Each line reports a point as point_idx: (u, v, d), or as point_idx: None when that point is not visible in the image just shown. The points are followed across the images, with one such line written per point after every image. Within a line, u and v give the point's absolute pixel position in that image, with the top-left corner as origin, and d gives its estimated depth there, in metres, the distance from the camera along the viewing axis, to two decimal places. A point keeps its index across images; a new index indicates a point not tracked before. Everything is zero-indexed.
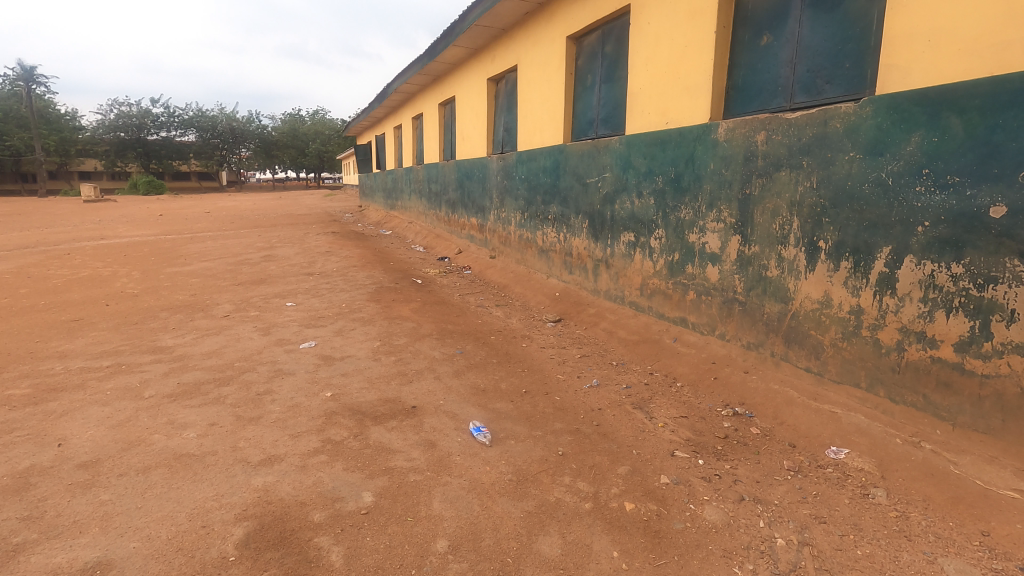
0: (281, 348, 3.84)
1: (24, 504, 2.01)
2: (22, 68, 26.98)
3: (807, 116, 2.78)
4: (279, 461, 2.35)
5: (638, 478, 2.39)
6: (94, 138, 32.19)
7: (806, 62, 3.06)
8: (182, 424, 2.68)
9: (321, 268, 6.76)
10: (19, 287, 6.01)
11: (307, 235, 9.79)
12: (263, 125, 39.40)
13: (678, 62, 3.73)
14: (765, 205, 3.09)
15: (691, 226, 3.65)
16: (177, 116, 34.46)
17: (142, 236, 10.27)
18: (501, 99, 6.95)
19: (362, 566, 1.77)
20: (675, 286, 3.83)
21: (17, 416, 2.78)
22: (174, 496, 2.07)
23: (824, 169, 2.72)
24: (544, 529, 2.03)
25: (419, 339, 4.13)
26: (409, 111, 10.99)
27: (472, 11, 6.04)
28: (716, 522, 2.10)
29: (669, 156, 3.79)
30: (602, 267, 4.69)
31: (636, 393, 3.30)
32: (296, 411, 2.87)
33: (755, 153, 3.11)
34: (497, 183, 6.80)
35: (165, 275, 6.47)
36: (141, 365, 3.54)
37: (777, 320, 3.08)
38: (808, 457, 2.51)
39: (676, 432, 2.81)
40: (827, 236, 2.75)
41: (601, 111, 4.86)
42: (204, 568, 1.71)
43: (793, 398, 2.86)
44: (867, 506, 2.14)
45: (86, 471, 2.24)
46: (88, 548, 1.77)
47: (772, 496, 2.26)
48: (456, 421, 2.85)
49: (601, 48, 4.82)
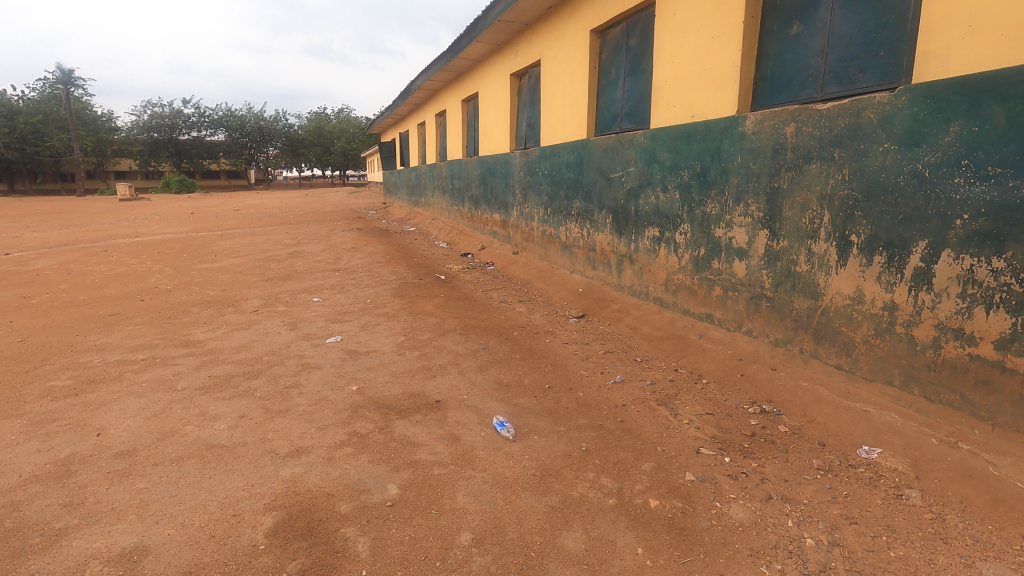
0: (307, 343, 3.91)
1: (66, 490, 2.09)
2: (61, 71, 27.92)
3: (839, 107, 2.71)
4: (306, 453, 2.39)
5: (662, 474, 2.37)
6: (128, 139, 33.20)
7: (838, 51, 2.98)
8: (213, 416, 2.75)
9: (346, 264, 6.85)
10: (58, 283, 6.23)
11: (333, 232, 9.91)
12: (289, 124, 40.04)
13: (705, 54, 3.66)
14: (794, 199, 3.02)
15: (717, 220, 3.59)
16: (207, 116, 35.22)
17: (175, 233, 10.54)
18: (524, 95, 6.91)
19: (388, 557, 1.79)
20: (701, 281, 3.77)
21: (59, 406, 2.88)
22: (206, 485, 2.13)
23: (856, 161, 2.65)
24: (568, 523, 2.03)
25: (442, 334, 4.15)
26: (433, 107, 11.04)
27: (496, 6, 6.02)
28: (743, 521, 2.07)
29: (694, 149, 3.74)
30: (626, 262, 4.66)
31: (661, 390, 3.27)
32: (323, 403, 2.92)
33: (784, 145, 3.04)
34: (520, 179, 6.79)
35: (197, 271, 6.64)
36: (174, 358, 3.63)
37: (807, 317, 3.01)
38: (839, 456, 2.45)
39: (701, 429, 2.77)
40: (859, 230, 2.68)
41: (625, 104, 4.81)
42: (234, 556, 1.75)
43: (823, 396, 2.80)
44: (900, 507, 2.08)
45: (122, 460, 2.32)
46: (126, 535, 1.83)
47: (801, 495, 2.21)
48: (480, 416, 2.86)
49: (625, 40, 4.76)
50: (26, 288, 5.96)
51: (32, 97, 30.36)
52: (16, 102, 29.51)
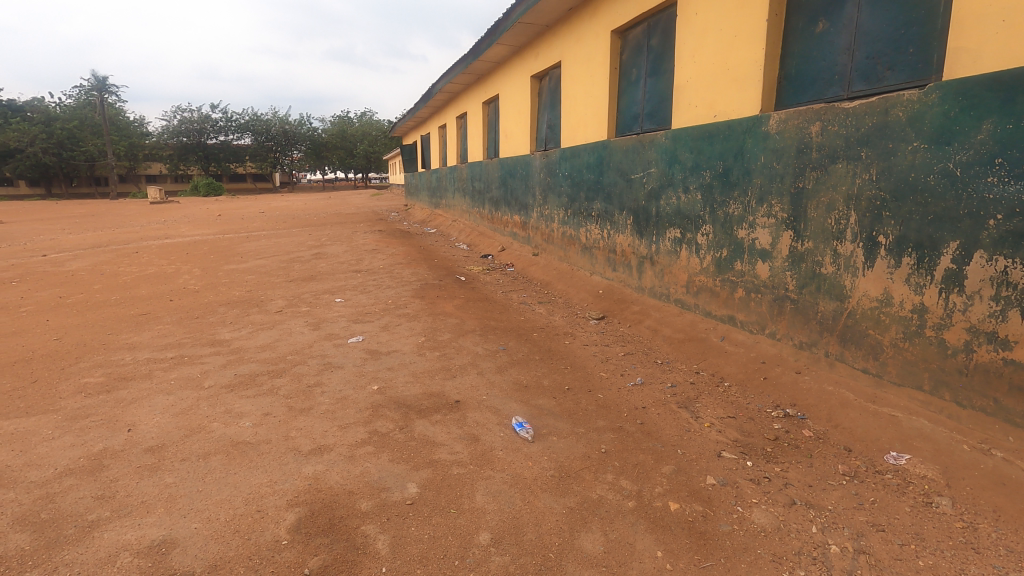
0: (329, 343, 3.97)
1: (98, 483, 2.16)
2: (96, 79, 28.87)
3: (866, 105, 2.65)
4: (328, 451, 2.43)
5: (683, 477, 2.35)
6: (159, 144, 34.12)
7: (865, 48, 2.92)
8: (238, 413, 2.81)
9: (368, 265, 6.93)
10: (92, 283, 6.44)
11: (355, 234, 10.03)
12: (313, 128, 40.68)
13: (728, 53, 3.62)
14: (819, 199, 2.96)
15: (740, 221, 3.54)
16: (234, 121, 35.98)
17: (203, 235, 10.79)
18: (545, 96, 6.92)
19: (407, 555, 1.81)
20: (723, 283, 3.73)
21: (92, 402, 2.98)
22: (231, 481, 2.18)
23: (884, 161, 2.59)
24: (586, 525, 2.02)
25: (462, 335, 4.18)
26: (454, 110, 11.12)
27: (517, 8, 6.05)
28: (765, 526, 2.03)
29: (717, 149, 3.69)
30: (647, 264, 4.62)
31: (682, 392, 3.24)
32: (345, 402, 2.96)
33: (809, 145, 2.99)
34: (540, 180, 6.78)
35: (224, 272, 6.80)
36: (201, 357, 3.72)
37: (832, 319, 2.95)
38: (865, 462, 2.40)
39: (723, 433, 2.74)
40: (887, 231, 2.62)
41: (647, 105, 4.78)
42: (258, 551, 1.78)
43: (848, 400, 2.73)
44: (930, 515, 2.02)
45: (152, 455, 2.38)
46: (155, 528, 1.89)
47: (826, 501, 2.17)
48: (500, 416, 2.87)
49: (647, 40, 4.73)
50: (62, 288, 6.17)
51: (69, 104, 31.47)
52: (54, 109, 30.59)
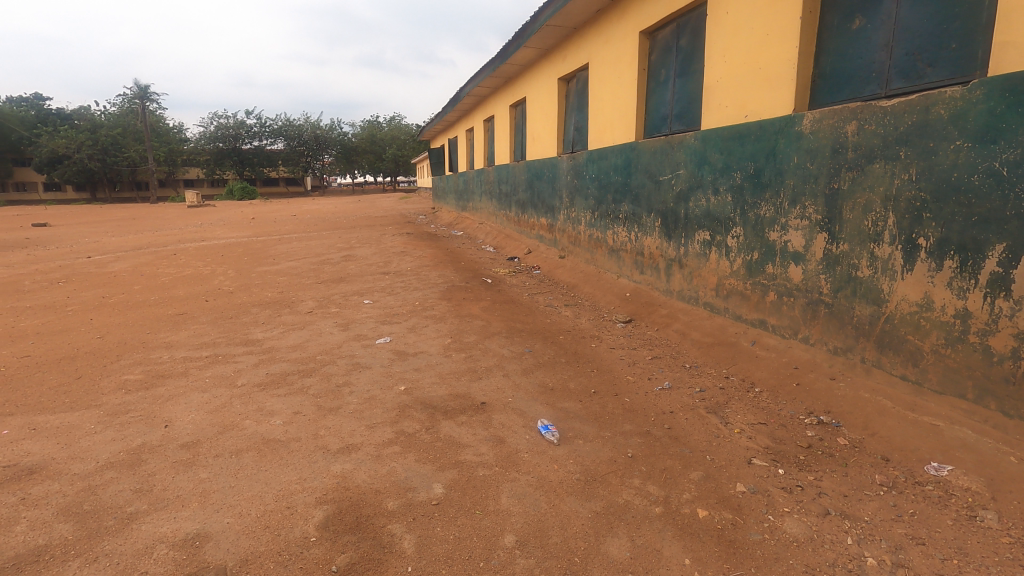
0: (358, 343, 4.03)
1: (136, 477, 2.24)
2: (138, 89, 30.06)
3: (905, 102, 2.57)
4: (356, 450, 2.47)
5: (712, 484, 2.30)
6: (196, 149, 35.22)
7: (904, 44, 2.83)
8: (270, 411, 2.87)
9: (396, 267, 7.02)
10: (133, 283, 6.69)
11: (384, 236, 10.17)
12: (344, 132, 41.40)
13: (759, 52, 3.55)
14: (855, 200, 2.88)
15: (772, 223, 3.47)
16: (268, 126, 36.89)
17: (237, 238, 11.10)
18: (572, 99, 6.90)
19: (432, 555, 1.81)
20: (754, 286, 3.65)
21: (131, 399, 3.08)
22: (262, 478, 2.23)
23: (924, 160, 2.51)
24: (612, 530, 2.00)
25: (488, 337, 4.19)
26: (480, 113, 11.21)
27: (545, 11, 6.06)
28: (798, 536, 1.98)
29: (748, 150, 3.63)
30: (675, 266, 4.56)
31: (710, 397, 3.18)
32: (372, 402, 3.00)
33: (844, 144, 2.91)
34: (567, 183, 6.76)
35: (257, 273, 6.98)
36: (234, 356, 3.82)
37: (869, 324, 2.85)
38: (904, 472, 2.31)
39: (753, 439, 2.68)
40: (928, 233, 2.53)
41: (675, 106, 4.72)
42: (287, 547, 1.82)
43: (886, 407, 2.64)
44: (973, 529, 1.94)
45: (187, 451, 2.46)
46: (189, 521, 1.94)
47: (861, 512, 2.10)
48: (525, 419, 2.87)
49: (676, 41, 4.68)
50: (105, 288, 6.43)
51: (113, 112, 32.75)
52: (99, 117, 31.93)
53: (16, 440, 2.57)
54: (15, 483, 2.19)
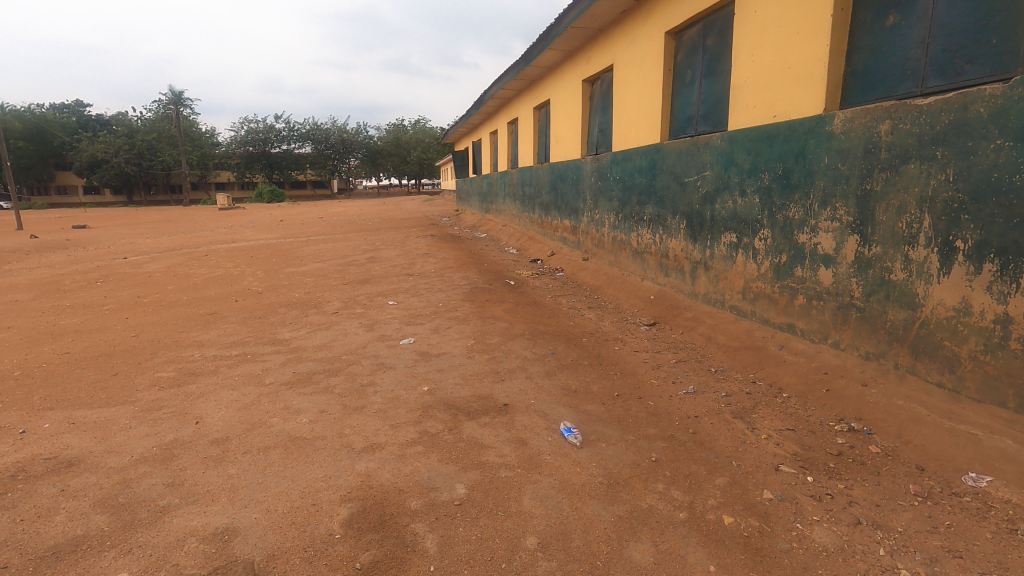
0: (382, 344, 4.08)
1: (169, 472, 2.30)
2: (174, 95, 31.08)
3: (943, 100, 2.49)
4: (380, 449, 2.49)
5: (738, 491, 2.26)
6: (227, 153, 36.09)
7: (941, 41, 2.75)
8: (296, 410, 2.92)
9: (420, 269, 7.08)
10: (166, 283, 6.87)
11: (408, 238, 10.27)
12: (370, 136, 41.93)
13: (789, 51, 3.49)
14: (889, 202, 2.80)
15: (801, 225, 3.40)
16: (296, 130, 37.58)
17: (266, 240, 11.36)
18: (596, 100, 6.88)
19: (454, 555, 1.82)
20: (782, 289, 3.58)
21: (164, 395, 3.17)
22: (289, 475, 2.27)
23: (962, 160, 2.43)
24: (636, 535, 1.98)
25: (511, 339, 4.19)
26: (505, 115, 11.23)
27: (570, 12, 6.04)
28: (827, 546, 1.93)
29: (776, 151, 3.56)
30: (700, 269, 4.50)
31: (736, 402, 3.13)
32: (396, 402, 3.03)
33: (877, 145, 2.83)
34: (591, 184, 6.73)
35: (285, 274, 7.12)
36: (263, 355, 3.90)
37: (903, 329, 2.77)
38: (940, 482, 2.23)
39: (781, 445, 2.63)
40: (966, 236, 2.45)
41: (702, 106, 4.66)
42: (313, 543, 1.85)
43: (921, 415, 2.56)
44: (1015, 543, 1.86)
45: (217, 447, 2.52)
46: (219, 516, 1.99)
47: (894, 522, 2.04)
48: (548, 421, 2.86)
49: (702, 41, 4.62)
50: (141, 288, 6.63)
51: (148, 117, 33.82)
52: (136, 123, 33.03)
53: (55, 434, 2.67)
54: (55, 475, 2.27)
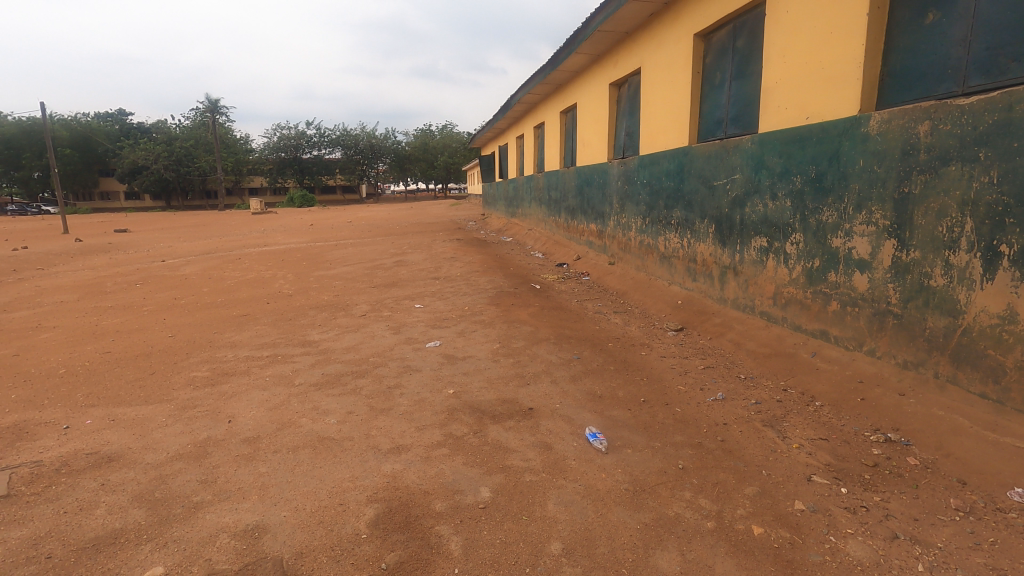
0: (409, 346, 4.12)
1: (202, 469, 2.36)
2: (210, 103, 31.79)
3: (986, 100, 2.40)
4: (405, 451, 2.52)
5: (768, 501, 2.21)
6: (260, 159, 37.00)
7: (984, 39, 2.66)
8: (325, 410, 2.97)
9: (446, 273, 7.14)
10: (202, 285, 7.08)
11: (435, 242, 10.36)
12: (398, 141, 42.46)
13: (822, 51, 3.41)
14: (928, 205, 2.71)
15: (835, 229, 3.31)
16: (326, 136, 38.32)
17: (297, 243, 11.59)
18: (623, 104, 6.84)
19: (478, 558, 1.83)
20: (815, 295, 3.49)
21: (198, 394, 3.27)
22: (317, 474, 2.31)
23: (1007, 162, 2.34)
24: (662, 543, 1.95)
25: (536, 343, 4.19)
26: (531, 120, 11.24)
27: (597, 16, 6.03)
28: (862, 560, 1.87)
29: (809, 153, 3.48)
30: (730, 274, 4.42)
31: (767, 410, 3.06)
32: (421, 405, 3.05)
33: (916, 146, 2.74)
34: (618, 188, 6.68)
35: (315, 278, 7.25)
36: (293, 357, 3.98)
37: (943, 337, 2.67)
38: (983, 497, 2.14)
39: (814, 455, 2.56)
40: (1011, 240, 2.35)
41: (731, 109, 4.59)
42: (340, 542, 1.87)
43: (963, 427, 2.46)
44: None
45: (248, 445, 2.58)
46: (249, 513, 2.03)
47: (934, 538, 1.96)
48: (573, 426, 2.84)
49: (732, 42, 4.56)
50: (178, 290, 6.84)
51: (186, 125, 34.93)
52: (174, 130, 34.15)
53: (97, 430, 2.77)
54: (96, 470, 2.36)
